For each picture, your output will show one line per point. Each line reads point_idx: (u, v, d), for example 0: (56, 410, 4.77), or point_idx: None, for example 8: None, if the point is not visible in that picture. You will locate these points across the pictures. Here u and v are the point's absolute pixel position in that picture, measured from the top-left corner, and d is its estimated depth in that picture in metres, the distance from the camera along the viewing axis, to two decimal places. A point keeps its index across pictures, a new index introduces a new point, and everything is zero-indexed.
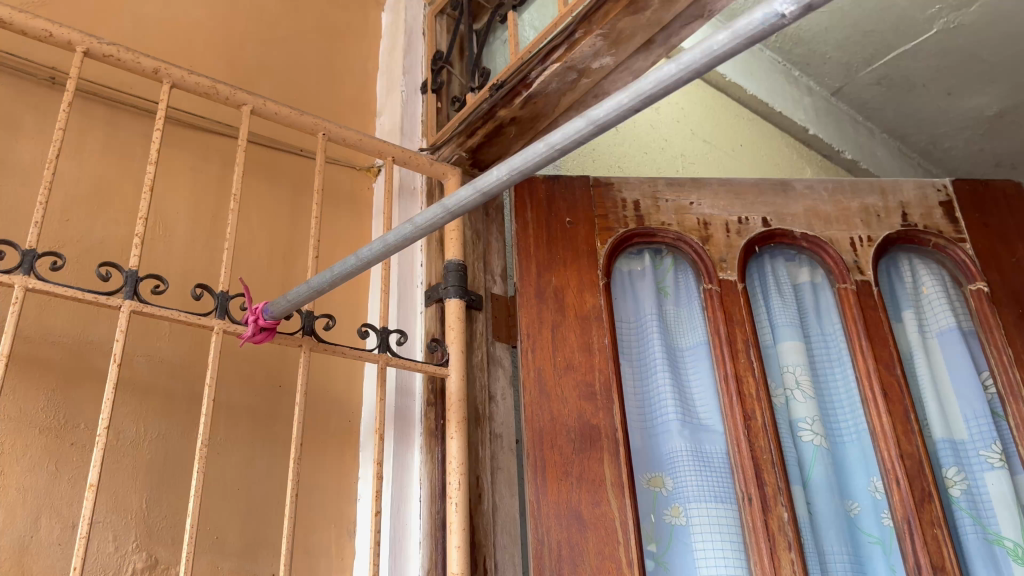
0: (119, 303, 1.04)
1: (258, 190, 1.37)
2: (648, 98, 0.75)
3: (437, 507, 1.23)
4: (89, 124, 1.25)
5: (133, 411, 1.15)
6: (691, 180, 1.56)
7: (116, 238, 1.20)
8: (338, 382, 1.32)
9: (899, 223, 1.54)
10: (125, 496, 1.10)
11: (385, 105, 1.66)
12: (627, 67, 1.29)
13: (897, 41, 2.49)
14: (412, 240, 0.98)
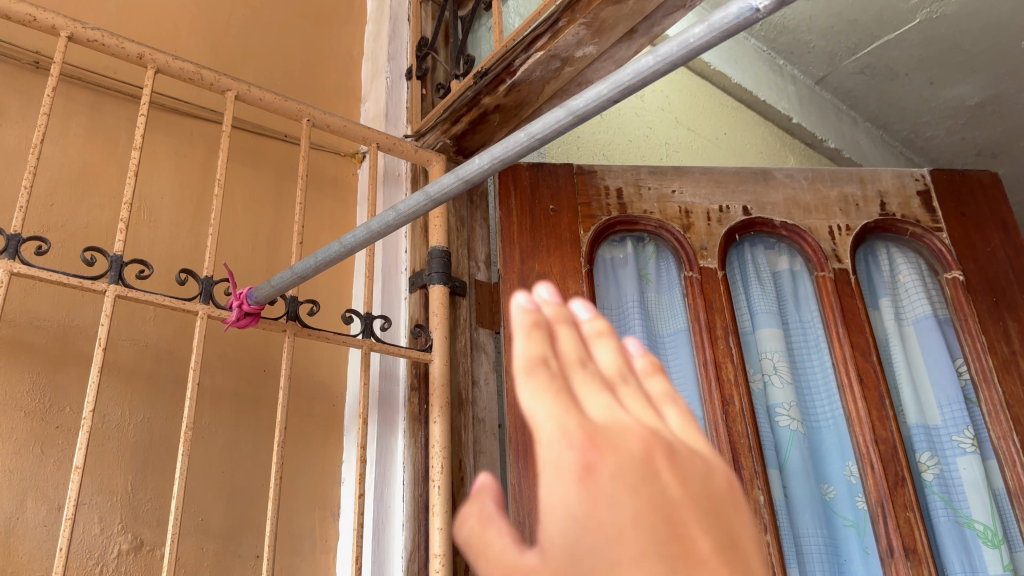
0: (104, 287, 1.05)
1: (242, 175, 1.38)
2: (626, 90, 0.77)
3: (419, 490, 1.25)
4: (74, 108, 1.25)
5: (117, 395, 1.16)
6: (674, 168, 1.58)
7: (101, 222, 1.20)
8: (322, 366, 1.33)
9: (877, 213, 1.56)
10: (110, 479, 1.11)
11: (370, 91, 1.66)
12: (611, 56, 1.30)
13: (880, 31, 2.51)
14: (395, 226, 1.00)
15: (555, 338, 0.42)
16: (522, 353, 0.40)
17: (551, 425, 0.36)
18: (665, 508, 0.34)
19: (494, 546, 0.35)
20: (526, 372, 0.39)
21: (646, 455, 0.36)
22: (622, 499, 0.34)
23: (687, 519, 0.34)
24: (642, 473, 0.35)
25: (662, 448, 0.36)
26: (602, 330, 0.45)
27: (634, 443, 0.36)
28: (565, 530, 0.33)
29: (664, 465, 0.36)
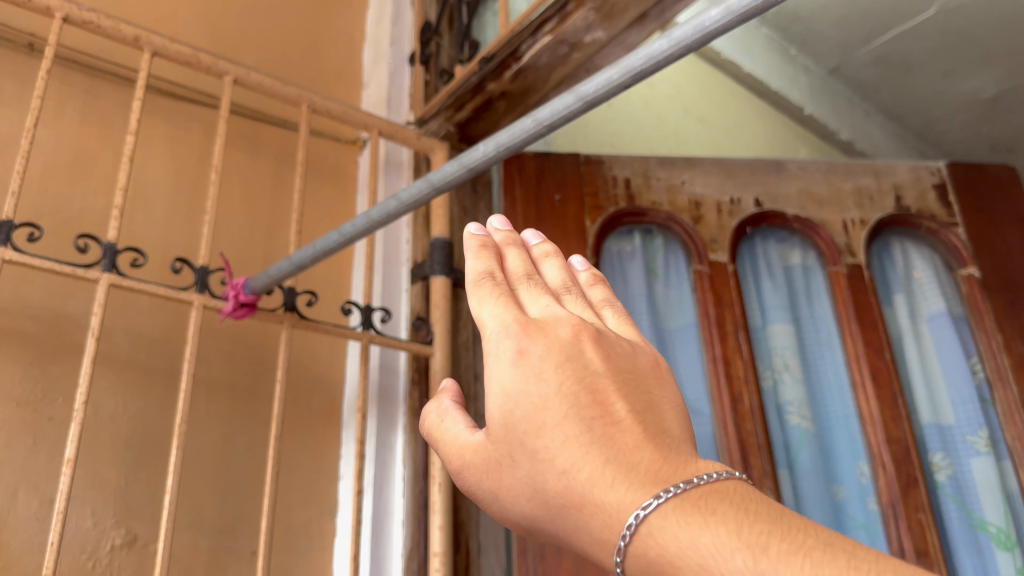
0: (97, 276, 1.02)
1: (240, 162, 1.34)
2: (638, 75, 0.73)
3: (419, 487, 1.22)
4: (69, 91, 1.22)
5: (111, 385, 1.13)
6: (684, 159, 1.55)
7: (95, 209, 1.17)
8: (320, 359, 1.30)
9: (892, 206, 1.52)
10: (103, 472, 1.08)
11: (373, 77, 1.63)
12: (621, 41, 1.26)
13: (895, 21, 2.46)
14: (396, 216, 0.96)
15: (505, 260, 0.61)
16: (474, 269, 0.59)
17: (499, 322, 0.53)
18: (584, 374, 0.50)
19: (452, 432, 0.56)
20: (477, 284, 0.58)
21: (572, 340, 0.52)
22: (548, 368, 0.50)
23: (600, 382, 0.50)
24: (567, 350, 0.51)
25: (586, 333, 0.53)
26: (549, 251, 0.63)
27: (562, 333, 0.52)
28: (504, 396, 0.50)
29: (586, 344, 0.52)
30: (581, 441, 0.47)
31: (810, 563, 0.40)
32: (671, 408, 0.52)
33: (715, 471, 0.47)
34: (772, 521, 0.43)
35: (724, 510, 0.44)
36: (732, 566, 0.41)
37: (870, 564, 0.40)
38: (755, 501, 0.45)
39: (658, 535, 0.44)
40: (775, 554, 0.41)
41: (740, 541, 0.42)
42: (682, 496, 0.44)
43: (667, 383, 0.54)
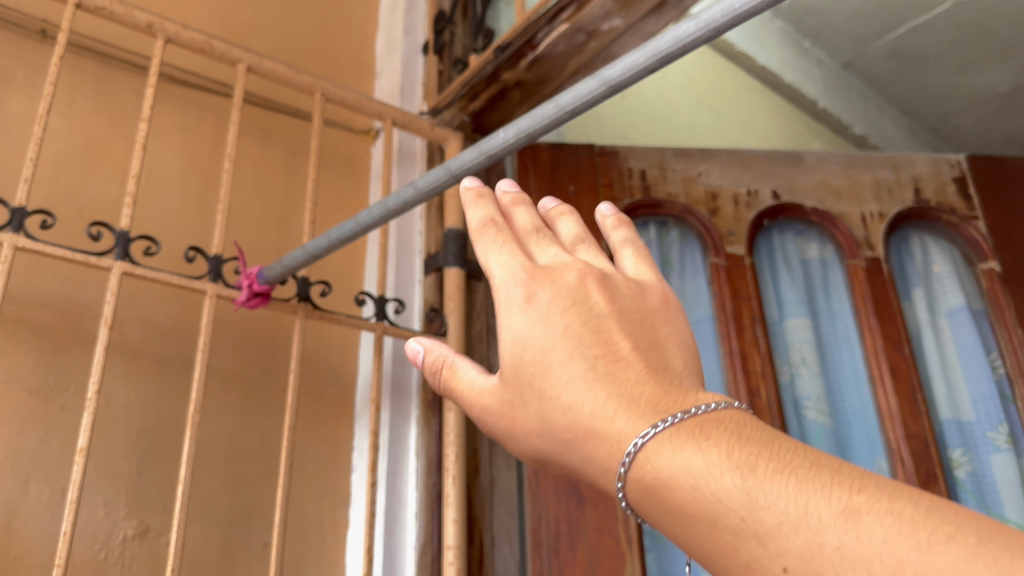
0: (109, 264, 1.01)
1: (253, 151, 1.33)
2: (665, 58, 0.72)
3: (433, 479, 1.21)
4: (81, 79, 1.21)
5: (123, 375, 1.12)
6: (701, 151, 1.53)
7: (107, 197, 1.16)
8: (333, 351, 1.29)
9: (911, 199, 1.50)
10: (115, 462, 1.07)
11: (386, 67, 1.62)
12: (639, 30, 1.24)
13: (910, 13, 2.43)
14: (413, 204, 0.95)
15: (515, 216, 0.62)
16: (479, 220, 0.60)
17: (507, 270, 0.55)
18: (589, 316, 0.51)
19: (467, 381, 0.56)
20: (486, 238, 0.59)
21: (577, 285, 0.53)
22: (554, 312, 0.51)
23: (604, 322, 0.51)
24: (572, 295, 0.53)
25: (591, 278, 0.54)
26: (563, 210, 0.65)
27: (568, 280, 0.54)
28: (513, 340, 0.52)
29: (591, 288, 0.53)
30: (586, 377, 0.48)
31: (796, 481, 0.40)
32: (675, 345, 0.53)
33: (713, 402, 0.46)
34: (764, 445, 0.43)
35: (717, 436, 0.43)
36: (721, 486, 0.41)
37: (858, 481, 0.40)
38: (751, 428, 0.45)
39: (654, 461, 0.44)
40: (763, 473, 0.41)
41: (730, 462, 0.42)
42: (675, 422, 0.44)
43: (671, 322, 0.55)
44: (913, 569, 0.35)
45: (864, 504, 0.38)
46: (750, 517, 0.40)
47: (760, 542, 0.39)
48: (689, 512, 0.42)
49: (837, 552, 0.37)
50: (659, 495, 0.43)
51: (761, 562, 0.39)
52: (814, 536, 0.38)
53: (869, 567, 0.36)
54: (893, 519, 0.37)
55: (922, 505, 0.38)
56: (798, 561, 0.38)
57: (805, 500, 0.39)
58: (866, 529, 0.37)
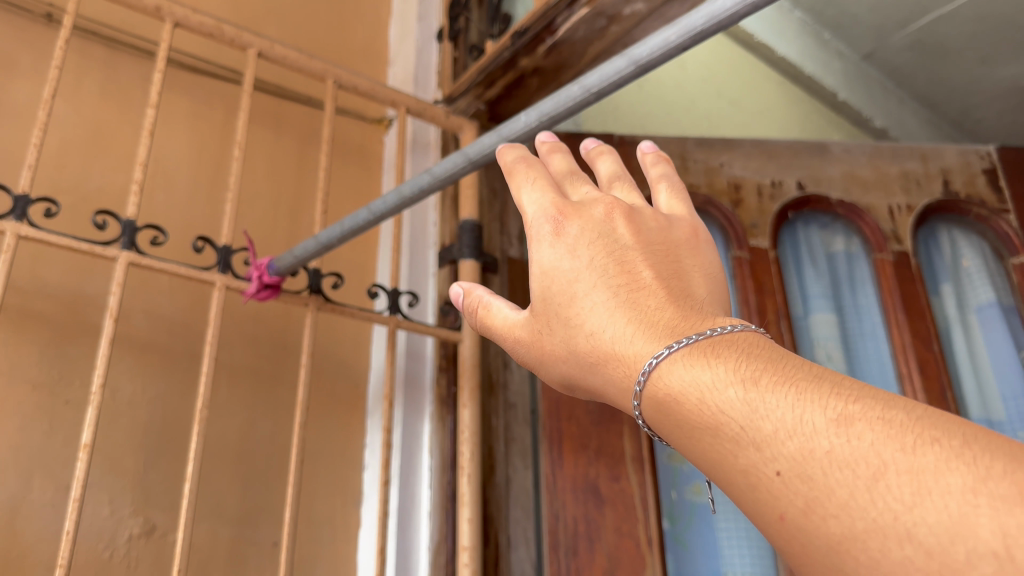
0: (115, 254, 0.98)
1: (264, 139, 1.30)
2: (698, 36, 0.69)
3: (447, 477, 1.17)
4: (88, 64, 1.18)
5: (130, 368, 1.09)
6: (723, 141, 1.50)
7: (115, 185, 1.13)
8: (345, 344, 1.25)
9: (939, 191, 1.46)
10: (121, 458, 1.04)
11: (400, 54, 1.58)
12: (661, 15, 1.19)
13: (933, 4, 2.38)
14: (429, 191, 0.91)
15: (551, 161, 0.64)
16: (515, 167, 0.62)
17: (539, 208, 0.57)
18: (615, 249, 0.52)
19: (499, 315, 0.59)
20: (521, 182, 0.61)
21: (602, 220, 0.54)
22: (580, 246, 0.53)
23: (630, 252, 0.51)
24: (598, 229, 0.53)
25: (617, 212, 0.54)
26: (601, 150, 0.66)
27: (594, 215, 0.54)
28: (542, 272, 0.53)
29: (618, 223, 0.54)
30: (609, 303, 0.49)
31: (796, 393, 0.39)
32: (701, 276, 0.52)
33: (729, 325, 0.45)
34: (771, 360, 0.42)
35: (726, 353, 0.43)
36: (724, 399, 0.41)
37: (857, 392, 0.39)
38: (766, 347, 0.44)
39: (665, 379, 0.44)
40: (766, 386, 0.40)
41: (737, 376, 0.41)
42: (691, 341, 0.44)
43: (699, 254, 0.54)
44: (894, 469, 0.34)
45: (858, 412, 0.37)
46: (750, 426, 0.39)
47: (757, 449, 0.39)
48: (695, 424, 0.42)
49: (827, 456, 0.36)
50: (669, 410, 0.43)
51: (757, 468, 0.39)
52: (806, 442, 0.37)
53: (854, 468, 0.35)
54: (882, 425, 0.36)
55: (914, 413, 0.37)
56: (791, 465, 0.37)
57: (803, 409, 0.38)
58: (856, 434, 0.36)
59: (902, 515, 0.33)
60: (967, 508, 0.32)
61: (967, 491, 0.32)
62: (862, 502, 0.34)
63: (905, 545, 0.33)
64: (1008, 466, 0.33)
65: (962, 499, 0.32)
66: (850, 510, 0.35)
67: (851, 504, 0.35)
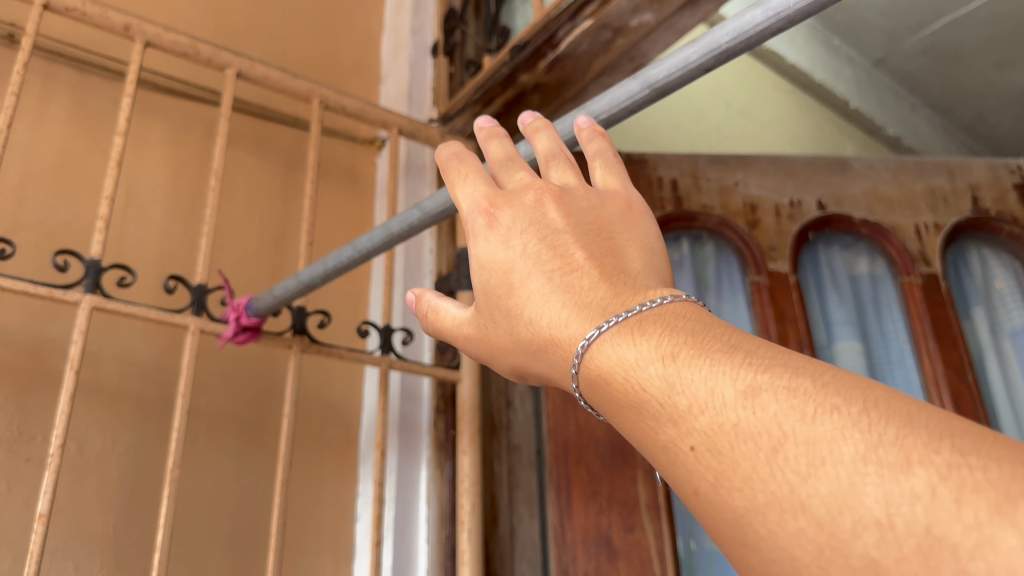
0: (78, 298, 0.89)
1: (246, 164, 1.21)
2: (723, 56, 0.60)
3: (446, 532, 1.09)
4: (54, 88, 1.09)
5: (99, 421, 1.00)
6: (737, 157, 1.41)
7: (82, 219, 1.04)
8: (336, 386, 1.16)
9: (968, 209, 1.36)
10: (89, 519, 0.95)
11: (393, 70, 1.49)
12: (671, 26, 1.10)
13: (946, 8, 2.29)
14: (419, 228, 0.83)
15: (488, 149, 0.59)
16: (448, 165, 0.58)
17: (472, 203, 0.53)
18: (546, 233, 0.48)
19: (446, 315, 0.55)
20: (455, 175, 0.57)
21: (533, 205, 0.50)
22: (513, 235, 0.49)
23: (561, 235, 0.48)
24: (529, 216, 0.50)
25: (547, 196, 0.51)
26: (537, 125, 0.61)
27: (525, 202, 0.51)
28: (479, 265, 0.50)
29: (548, 207, 0.50)
30: (545, 290, 0.46)
31: (711, 365, 0.38)
32: (637, 249, 0.49)
33: (659, 297, 0.43)
34: (693, 332, 0.40)
35: (653, 329, 0.41)
36: (646, 376, 0.40)
37: (768, 361, 0.38)
38: (692, 316, 0.42)
39: (597, 360, 0.42)
40: (684, 360, 0.39)
41: (657, 352, 0.40)
42: (619, 320, 0.42)
43: (634, 228, 0.51)
44: (793, 441, 0.34)
45: (765, 382, 0.36)
46: (669, 402, 0.38)
47: (674, 424, 0.38)
48: (623, 402, 0.41)
49: (734, 429, 0.36)
50: (601, 389, 0.42)
51: (675, 443, 0.38)
52: (716, 416, 0.36)
53: (757, 440, 0.35)
54: (787, 395, 0.35)
55: (820, 379, 0.36)
56: (704, 439, 0.37)
57: (715, 380, 0.37)
58: (761, 405, 0.35)
59: (797, 486, 0.33)
60: (855, 477, 0.32)
61: (857, 459, 0.32)
62: (764, 475, 0.34)
63: (800, 517, 0.33)
64: (901, 431, 0.32)
65: (852, 468, 0.32)
66: (753, 483, 0.34)
67: (754, 477, 0.34)
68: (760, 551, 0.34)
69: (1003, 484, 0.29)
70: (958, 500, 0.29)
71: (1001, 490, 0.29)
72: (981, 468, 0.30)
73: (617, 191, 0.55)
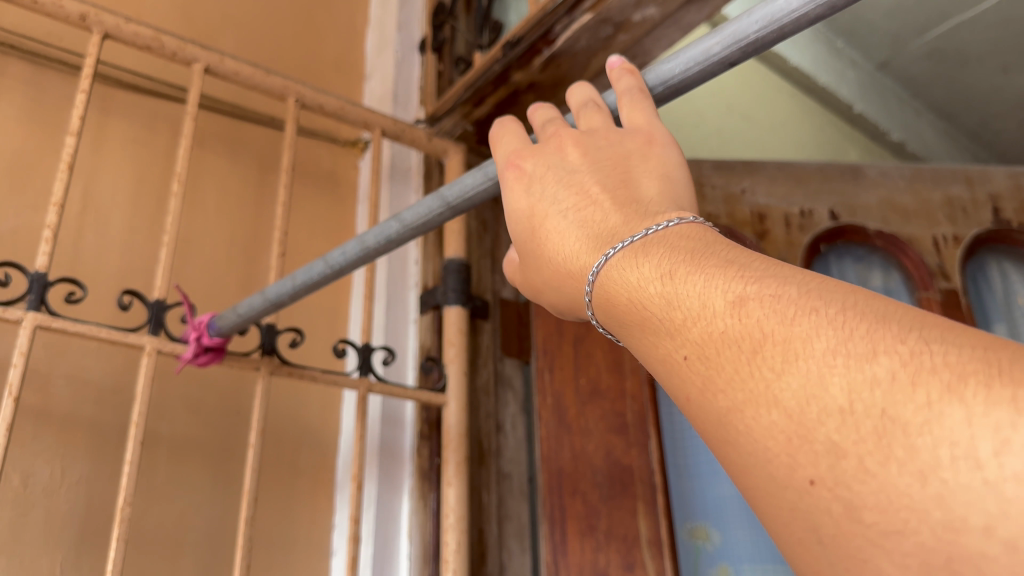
0: (18, 315, 0.80)
1: (217, 167, 1.13)
2: (755, 47, 0.50)
3: (429, 570, 1.00)
4: (5, 83, 1.00)
5: (47, 449, 0.90)
6: (743, 163, 1.34)
7: (32, 227, 0.95)
8: (310, 410, 1.07)
9: (989, 220, 1.27)
10: (33, 561, 0.86)
11: (377, 68, 1.40)
12: (676, 21, 1.01)
13: (954, 10, 2.19)
14: (401, 243, 0.73)
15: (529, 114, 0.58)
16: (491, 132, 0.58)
17: (502, 157, 0.53)
18: (563, 175, 0.48)
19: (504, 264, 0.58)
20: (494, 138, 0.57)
21: (554, 151, 0.50)
22: (533, 181, 0.49)
23: (577, 174, 0.47)
24: (550, 161, 0.49)
25: (567, 140, 0.50)
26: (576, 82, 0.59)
27: (548, 149, 0.51)
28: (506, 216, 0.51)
29: (569, 150, 0.49)
30: (561, 229, 0.45)
31: (705, 278, 0.36)
32: (654, 177, 0.46)
33: (668, 221, 0.41)
34: (694, 251, 0.38)
35: (654, 251, 0.39)
36: (646, 295, 0.38)
37: (761, 272, 0.35)
38: (699, 236, 0.39)
39: (605, 284, 0.41)
40: (681, 277, 0.37)
41: (658, 271, 0.38)
42: (626, 243, 0.40)
43: (653, 158, 0.48)
44: (772, 340, 0.32)
45: (754, 292, 0.34)
46: (666, 317, 0.37)
47: (671, 337, 0.37)
48: (629, 321, 0.40)
49: (721, 336, 0.34)
50: (612, 312, 0.41)
51: (671, 356, 0.37)
52: (707, 326, 0.35)
53: (740, 344, 0.33)
54: (772, 302, 0.33)
55: (806, 286, 0.34)
56: (696, 349, 0.35)
57: (708, 292, 0.36)
58: (747, 314, 0.34)
59: (772, 382, 0.32)
60: (823, 369, 0.30)
61: (828, 352, 0.31)
62: (743, 375, 0.33)
63: (772, 411, 0.31)
64: (873, 327, 0.30)
65: (822, 361, 0.30)
66: (734, 382, 0.33)
67: (735, 378, 0.33)
68: (738, 447, 0.33)
69: (960, 365, 0.28)
70: (914, 382, 0.28)
71: (957, 370, 0.28)
72: (942, 352, 0.28)
73: (642, 126, 0.51)
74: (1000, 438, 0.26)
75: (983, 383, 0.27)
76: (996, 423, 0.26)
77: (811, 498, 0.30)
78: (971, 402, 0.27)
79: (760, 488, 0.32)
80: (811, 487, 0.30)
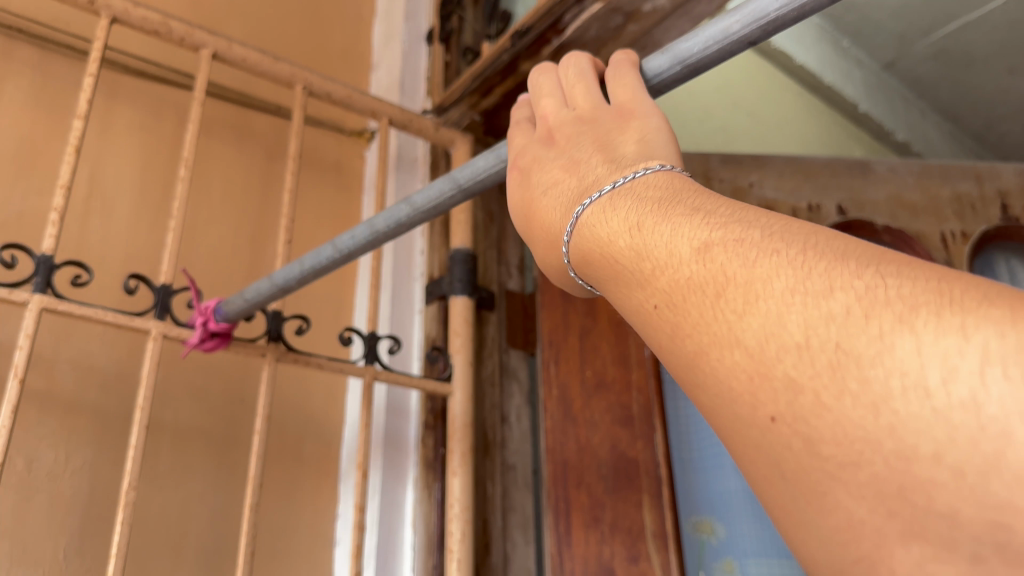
0: (25, 297, 0.79)
1: (223, 154, 1.12)
2: (776, 26, 0.50)
3: (433, 561, 0.99)
4: (11, 67, 0.99)
5: (51, 433, 0.90)
6: (752, 157, 1.34)
7: (38, 211, 0.95)
8: (315, 399, 1.07)
9: (997, 216, 1.25)
10: (37, 545, 0.85)
11: (384, 58, 1.40)
12: (686, 12, 1.01)
13: (961, 11, 2.19)
14: (410, 226, 0.73)
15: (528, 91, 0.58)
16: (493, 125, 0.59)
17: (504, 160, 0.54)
18: (551, 160, 0.48)
19: None
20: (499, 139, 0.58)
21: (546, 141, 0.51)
22: (528, 172, 0.50)
23: (561, 158, 0.47)
24: (541, 151, 0.50)
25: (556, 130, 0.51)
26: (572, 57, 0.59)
27: (539, 141, 0.51)
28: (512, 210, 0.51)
29: (558, 138, 0.50)
30: (550, 206, 0.45)
31: (673, 227, 0.36)
32: (632, 138, 0.46)
33: (646, 168, 0.41)
34: (663, 201, 0.38)
35: (621, 203, 0.39)
36: (617, 249, 0.38)
37: (727, 217, 0.35)
38: (667, 183, 0.39)
39: (580, 236, 0.41)
40: (649, 227, 0.37)
41: (626, 224, 0.38)
42: (599, 195, 0.40)
43: (631, 125, 0.47)
44: (734, 284, 0.32)
45: (718, 238, 0.34)
46: (636, 267, 0.37)
47: (641, 287, 0.36)
48: (603, 275, 0.39)
49: (686, 283, 0.34)
50: (591, 264, 0.40)
51: (642, 305, 0.37)
52: (674, 274, 0.34)
53: (704, 289, 0.33)
54: (736, 246, 0.33)
55: (770, 230, 0.33)
56: (664, 297, 0.35)
57: (675, 240, 0.35)
58: (711, 260, 0.33)
59: (733, 324, 0.31)
60: (781, 307, 0.30)
61: (786, 291, 0.30)
62: (707, 319, 0.32)
63: (734, 351, 0.31)
64: (831, 264, 0.30)
65: (780, 301, 0.30)
66: (701, 327, 0.33)
67: (701, 322, 0.33)
68: (707, 389, 0.33)
69: (912, 297, 0.27)
70: (868, 314, 0.28)
71: (909, 301, 0.27)
72: (896, 285, 0.28)
73: (627, 100, 0.51)
74: (948, 366, 0.25)
75: (933, 313, 0.27)
76: (944, 350, 0.26)
77: (773, 435, 0.30)
78: (919, 330, 0.26)
79: (727, 429, 0.32)
80: (772, 424, 0.30)
